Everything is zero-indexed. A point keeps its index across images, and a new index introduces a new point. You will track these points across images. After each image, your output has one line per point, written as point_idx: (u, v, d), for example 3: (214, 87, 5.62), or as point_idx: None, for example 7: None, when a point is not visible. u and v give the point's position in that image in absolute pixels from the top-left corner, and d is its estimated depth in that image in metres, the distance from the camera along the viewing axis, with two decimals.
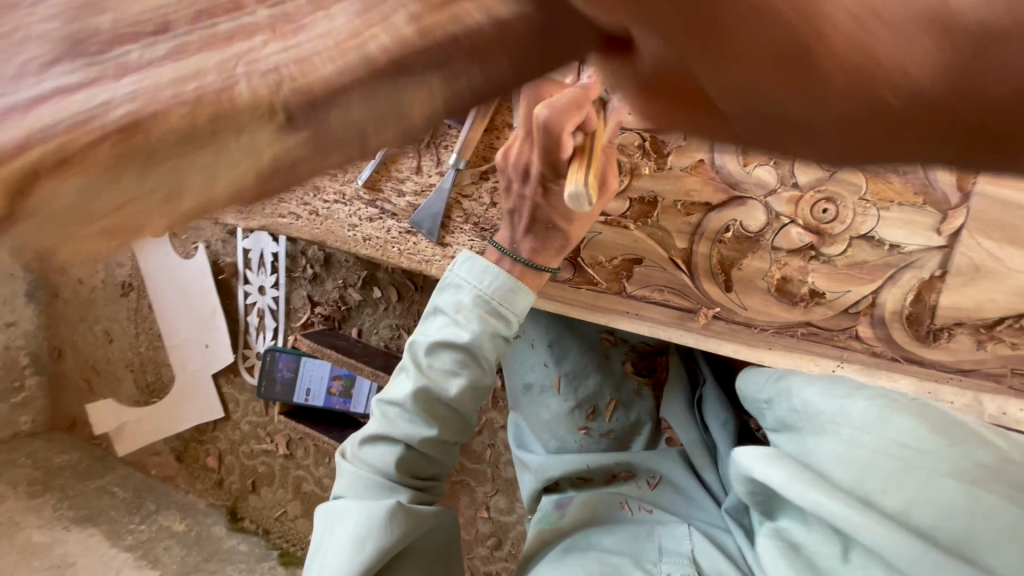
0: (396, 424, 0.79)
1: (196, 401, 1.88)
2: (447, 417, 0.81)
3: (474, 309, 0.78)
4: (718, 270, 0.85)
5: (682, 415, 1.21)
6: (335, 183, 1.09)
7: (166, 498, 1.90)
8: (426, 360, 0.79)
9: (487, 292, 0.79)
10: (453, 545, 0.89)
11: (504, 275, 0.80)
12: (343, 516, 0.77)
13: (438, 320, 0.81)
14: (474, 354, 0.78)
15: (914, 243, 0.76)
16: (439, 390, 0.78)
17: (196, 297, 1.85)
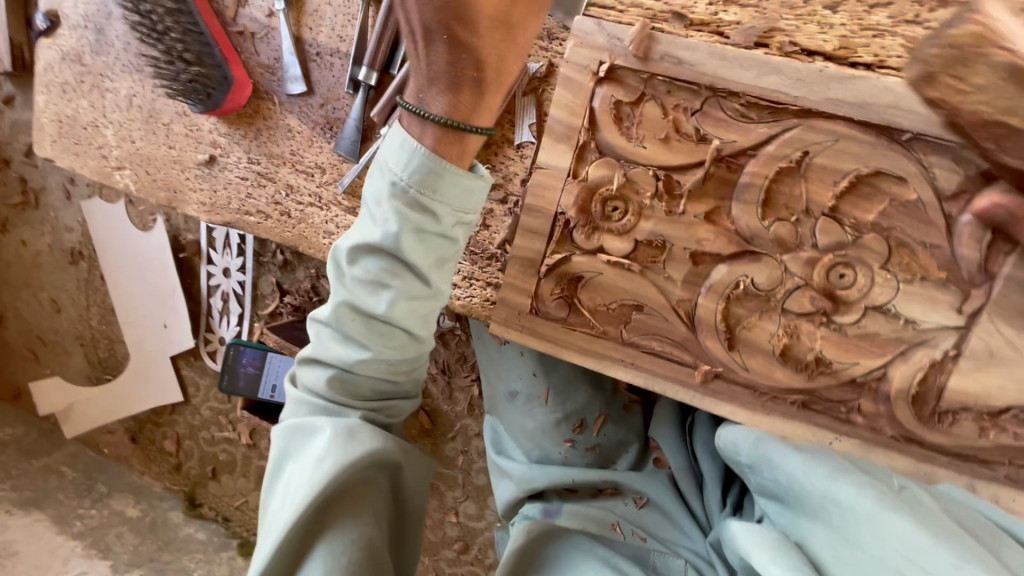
0: (330, 343, 0.73)
1: (153, 383, 1.77)
2: (380, 337, 0.71)
3: (392, 203, 0.67)
4: (723, 328, 0.80)
5: (670, 438, 1.16)
6: (311, 185, 0.99)
7: (119, 480, 1.82)
8: (349, 267, 0.71)
9: (405, 177, 0.67)
10: (416, 499, 0.83)
11: (433, 157, 0.67)
12: (297, 434, 0.73)
13: (360, 221, 0.72)
14: (402, 257, 0.68)
15: (931, 320, 0.72)
16: (369, 303, 0.69)
17: (152, 274, 1.71)
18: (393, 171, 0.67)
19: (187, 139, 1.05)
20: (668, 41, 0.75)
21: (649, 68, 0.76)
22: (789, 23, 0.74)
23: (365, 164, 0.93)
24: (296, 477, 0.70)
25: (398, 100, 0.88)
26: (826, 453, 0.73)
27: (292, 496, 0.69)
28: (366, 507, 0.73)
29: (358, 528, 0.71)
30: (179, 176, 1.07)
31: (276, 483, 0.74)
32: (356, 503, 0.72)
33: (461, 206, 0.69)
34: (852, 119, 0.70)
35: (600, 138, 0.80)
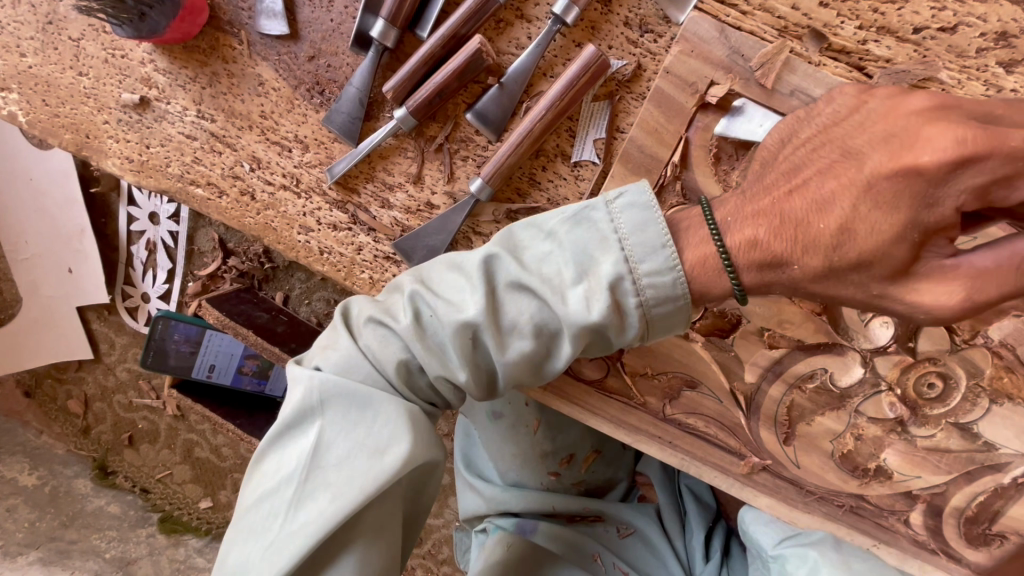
0: (423, 340, 0.57)
1: (55, 334, 1.47)
2: (481, 380, 0.59)
3: (607, 289, 0.51)
4: (783, 421, 0.69)
5: (658, 472, 1.12)
6: (288, 162, 0.74)
7: (9, 439, 1.53)
8: (501, 287, 0.55)
9: (626, 253, 0.51)
10: (423, 512, 0.70)
11: (681, 282, 0.51)
12: (342, 406, 0.58)
13: (542, 241, 0.55)
14: (554, 331, 0.55)
15: (1010, 446, 0.65)
16: (493, 344, 0.55)
17: (51, 206, 1.36)
18: (621, 241, 0.52)
19: (107, 68, 0.76)
20: (805, 71, 0.58)
21: (773, 103, 0.59)
22: (952, 76, 0.58)
23: (366, 151, 0.70)
24: (337, 462, 0.57)
25: (425, 76, 0.66)
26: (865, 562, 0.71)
27: (331, 489, 0.56)
28: (392, 512, 0.61)
29: (381, 538, 0.60)
30: (93, 117, 0.78)
31: (294, 447, 0.60)
32: (389, 506, 0.60)
33: (656, 337, 0.55)
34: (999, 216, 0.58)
35: (689, 179, 0.62)
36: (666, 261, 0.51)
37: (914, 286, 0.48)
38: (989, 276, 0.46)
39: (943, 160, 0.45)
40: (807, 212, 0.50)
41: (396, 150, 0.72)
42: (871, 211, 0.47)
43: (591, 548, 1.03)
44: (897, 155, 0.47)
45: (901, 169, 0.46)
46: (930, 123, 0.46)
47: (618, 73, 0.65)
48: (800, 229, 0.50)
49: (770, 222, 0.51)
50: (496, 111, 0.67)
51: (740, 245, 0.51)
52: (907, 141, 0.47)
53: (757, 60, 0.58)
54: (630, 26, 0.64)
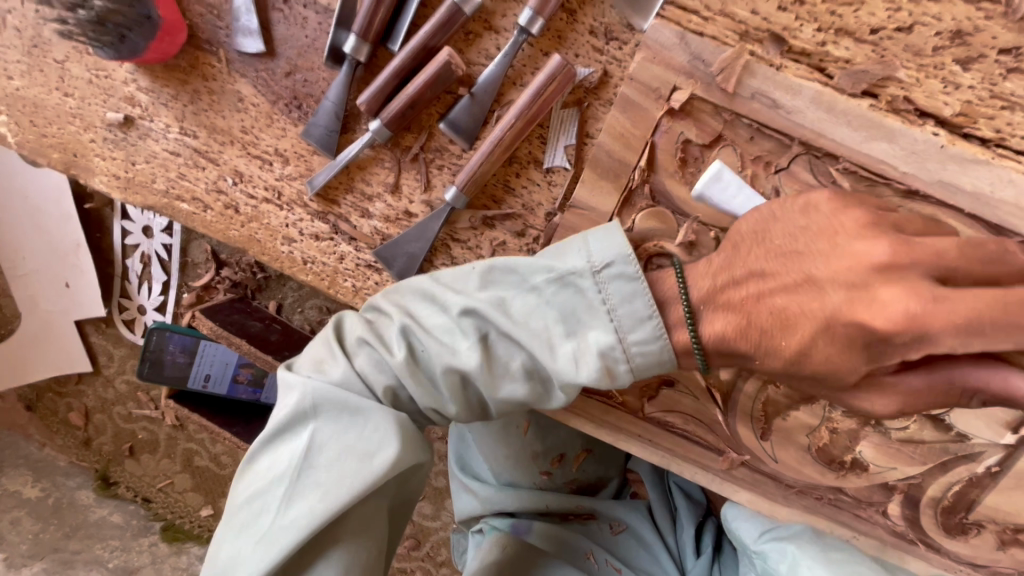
0: (416, 373, 0.59)
1: (55, 349, 1.50)
2: (471, 409, 0.61)
3: (594, 353, 0.54)
4: (759, 416, 0.71)
5: (649, 469, 1.14)
6: (269, 176, 0.76)
7: (13, 453, 1.56)
8: (493, 326, 0.57)
9: (615, 318, 0.54)
10: (406, 512, 0.71)
11: (667, 351, 0.55)
12: (336, 419, 0.60)
13: (532, 285, 0.57)
14: (546, 378, 0.58)
15: (983, 436, 0.66)
16: (490, 389, 0.58)
17: (46, 222, 1.38)
18: (609, 308, 0.54)
19: (91, 89, 0.78)
20: (765, 75, 0.59)
21: (735, 107, 0.60)
22: (910, 75, 0.60)
23: (343, 163, 0.72)
24: (326, 467, 0.59)
25: (397, 89, 0.67)
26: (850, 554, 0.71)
27: (320, 488, 0.58)
28: (378, 512, 0.63)
29: (366, 538, 0.61)
30: (80, 137, 0.80)
31: (285, 449, 0.61)
32: (373, 507, 0.62)
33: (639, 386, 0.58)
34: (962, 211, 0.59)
35: (656, 181, 0.63)
36: (652, 331, 0.54)
37: (859, 397, 0.54)
38: (923, 397, 0.53)
39: (889, 314, 0.48)
40: (776, 322, 0.53)
41: (373, 160, 0.73)
42: (830, 337, 0.51)
43: (585, 546, 1.04)
44: (847, 303, 0.50)
45: (855, 321, 0.50)
46: (890, 281, 0.49)
47: (584, 81, 0.66)
48: (767, 337, 0.54)
49: (729, 316, 0.55)
50: (467, 121, 0.68)
51: (709, 338, 0.55)
52: (860, 298, 0.50)
53: (718, 65, 0.60)
54: (596, 34, 0.65)
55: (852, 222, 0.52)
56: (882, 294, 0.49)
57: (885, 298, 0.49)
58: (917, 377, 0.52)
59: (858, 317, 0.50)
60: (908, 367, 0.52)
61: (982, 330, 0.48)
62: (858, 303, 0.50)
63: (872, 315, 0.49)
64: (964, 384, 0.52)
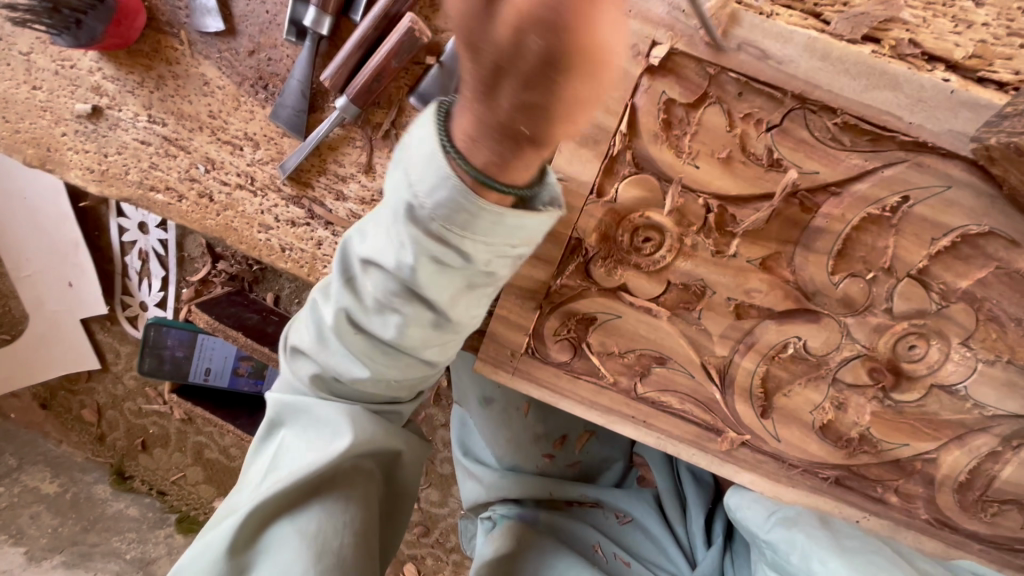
0: (328, 349, 0.58)
1: (63, 348, 1.51)
2: (383, 360, 0.57)
3: (409, 227, 0.47)
4: (759, 393, 0.67)
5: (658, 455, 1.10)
6: (241, 161, 0.74)
7: (32, 450, 1.60)
8: (361, 276, 0.55)
9: (434, 212, 0.45)
10: (407, 501, 0.71)
11: (458, 185, 0.43)
12: (291, 416, 0.62)
13: (377, 224, 0.53)
14: (421, 292, 0.52)
15: (1002, 407, 0.61)
16: (378, 326, 0.55)
17: (46, 222, 1.39)
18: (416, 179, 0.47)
19: (59, 80, 0.76)
20: (753, 23, 0.54)
21: (721, 60, 0.55)
22: (914, 15, 0.55)
23: (314, 143, 0.69)
24: (287, 462, 0.60)
25: (361, 60, 0.64)
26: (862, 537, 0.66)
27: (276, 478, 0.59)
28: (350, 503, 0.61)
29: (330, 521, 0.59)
30: (52, 131, 0.78)
31: (260, 459, 0.64)
32: (347, 496, 0.61)
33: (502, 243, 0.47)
34: (975, 161, 0.54)
35: (639, 147, 0.60)
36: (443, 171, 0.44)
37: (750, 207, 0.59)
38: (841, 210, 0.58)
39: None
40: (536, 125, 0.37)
41: (345, 140, 0.71)
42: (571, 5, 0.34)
43: (592, 538, 1.02)
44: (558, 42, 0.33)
45: None
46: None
47: None
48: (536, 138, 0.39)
49: (509, 141, 0.39)
50: (438, 92, 0.65)
51: (487, 165, 0.42)
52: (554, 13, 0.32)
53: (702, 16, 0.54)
54: None
55: None
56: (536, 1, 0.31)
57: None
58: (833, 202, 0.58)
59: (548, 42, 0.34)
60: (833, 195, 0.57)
61: None
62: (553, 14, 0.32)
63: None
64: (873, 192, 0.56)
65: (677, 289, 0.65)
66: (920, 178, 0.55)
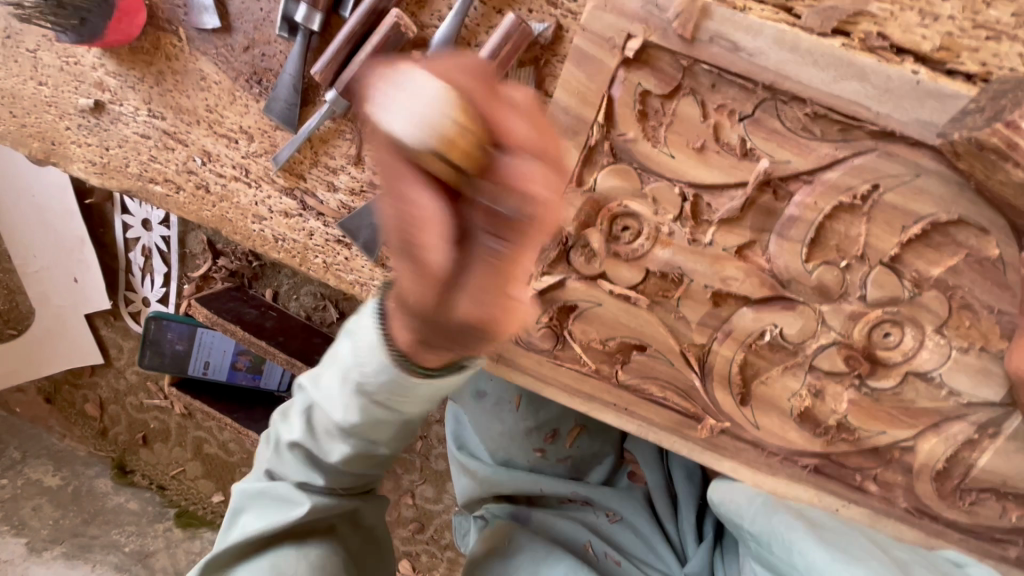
0: (288, 468, 0.67)
1: (68, 342, 1.55)
2: (342, 479, 0.67)
3: (357, 397, 0.55)
4: (738, 380, 0.68)
5: (649, 454, 1.11)
6: (236, 154, 0.76)
7: (37, 444, 1.63)
8: (318, 412, 0.62)
9: (377, 387, 0.53)
10: (379, 535, 0.79)
11: (390, 374, 0.51)
12: (252, 499, 0.69)
13: (328, 367, 0.60)
14: (361, 434, 0.60)
15: (978, 395, 0.62)
16: (327, 451, 0.63)
17: (53, 219, 1.43)
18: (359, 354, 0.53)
19: (63, 76, 0.79)
20: (723, 16, 0.56)
21: (694, 52, 0.57)
22: (882, 8, 0.56)
23: (305, 135, 0.72)
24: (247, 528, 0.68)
25: (350, 54, 0.67)
26: (845, 529, 0.66)
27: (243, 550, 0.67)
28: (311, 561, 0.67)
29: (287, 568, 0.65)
30: (56, 125, 0.81)
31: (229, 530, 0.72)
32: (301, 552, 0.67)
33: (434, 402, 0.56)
34: (943, 150, 0.55)
35: (616, 138, 0.62)
36: (382, 363, 0.51)
37: (724, 194, 0.61)
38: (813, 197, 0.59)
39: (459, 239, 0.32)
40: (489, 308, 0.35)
41: (335, 132, 0.73)
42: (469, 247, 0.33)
43: (583, 536, 1.02)
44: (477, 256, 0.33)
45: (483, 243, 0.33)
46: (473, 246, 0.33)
47: (540, 37, 0.64)
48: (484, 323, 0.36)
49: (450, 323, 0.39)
50: None
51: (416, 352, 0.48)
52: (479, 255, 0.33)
53: (674, 10, 0.56)
54: None
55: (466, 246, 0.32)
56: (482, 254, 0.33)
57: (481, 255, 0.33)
58: (805, 189, 0.59)
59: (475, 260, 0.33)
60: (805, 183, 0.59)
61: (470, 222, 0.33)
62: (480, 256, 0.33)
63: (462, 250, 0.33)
64: (844, 180, 0.58)
65: (656, 277, 0.66)
66: (889, 165, 0.56)
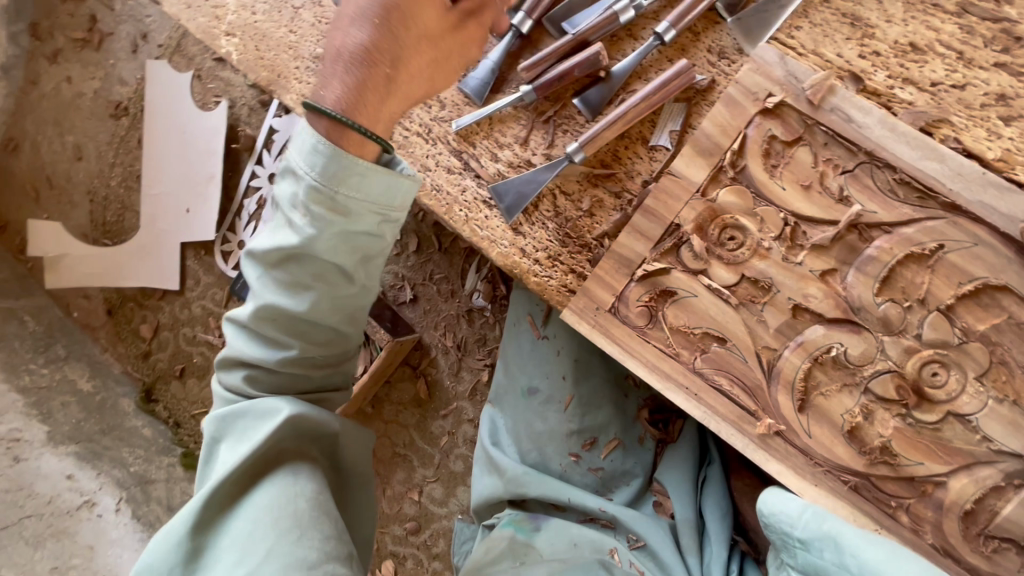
0: (243, 344, 0.76)
1: (154, 263, 1.67)
2: (300, 339, 0.76)
3: (309, 206, 0.68)
4: (800, 387, 0.78)
5: (684, 487, 1.07)
6: (426, 114, 0.96)
7: (80, 349, 1.70)
8: (263, 272, 0.74)
9: (320, 182, 0.67)
10: (355, 472, 0.87)
11: (333, 160, 0.67)
12: (226, 429, 0.77)
13: (273, 227, 0.74)
14: (320, 257, 0.71)
15: (1007, 444, 0.72)
16: (291, 301, 0.73)
17: (193, 154, 1.62)
18: (304, 175, 0.68)
19: (312, 30, 1.02)
20: (844, 96, 0.76)
21: (817, 116, 0.77)
22: (961, 120, 0.76)
23: (489, 112, 0.91)
24: (230, 463, 0.74)
25: (552, 63, 0.88)
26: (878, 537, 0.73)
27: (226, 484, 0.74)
28: (294, 480, 0.75)
29: (283, 493, 0.74)
30: (289, 62, 1.03)
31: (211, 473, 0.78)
32: (296, 479, 0.75)
33: (387, 204, 0.71)
34: (997, 228, 0.71)
35: (743, 165, 0.79)
36: (320, 156, 0.67)
37: (817, 227, 0.77)
38: (892, 244, 0.75)
39: (386, 43, 0.72)
40: (392, 41, 0.73)
41: (512, 118, 0.92)
42: (401, 54, 0.73)
43: (610, 543, 1.04)
44: (390, 51, 0.73)
45: (388, 49, 0.72)
46: (416, 50, 0.74)
47: (697, 84, 0.85)
48: (390, 57, 0.73)
49: (371, 91, 0.72)
50: (598, 99, 0.88)
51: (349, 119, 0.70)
52: (400, 65, 0.74)
53: (809, 83, 0.76)
54: (712, 52, 0.85)
55: (395, 47, 0.73)
56: (404, 48, 0.73)
57: (406, 50, 0.74)
58: (884, 238, 0.75)
59: (393, 55, 0.73)
60: (884, 232, 0.75)
61: (396, 51, 0.73)
62: (397, 65, 0.73)
63: (385, 47, 0.72)
64: (916, 236, 0.74)
65: (750, 283, 0.80)
66: (952, 231, 0.73)
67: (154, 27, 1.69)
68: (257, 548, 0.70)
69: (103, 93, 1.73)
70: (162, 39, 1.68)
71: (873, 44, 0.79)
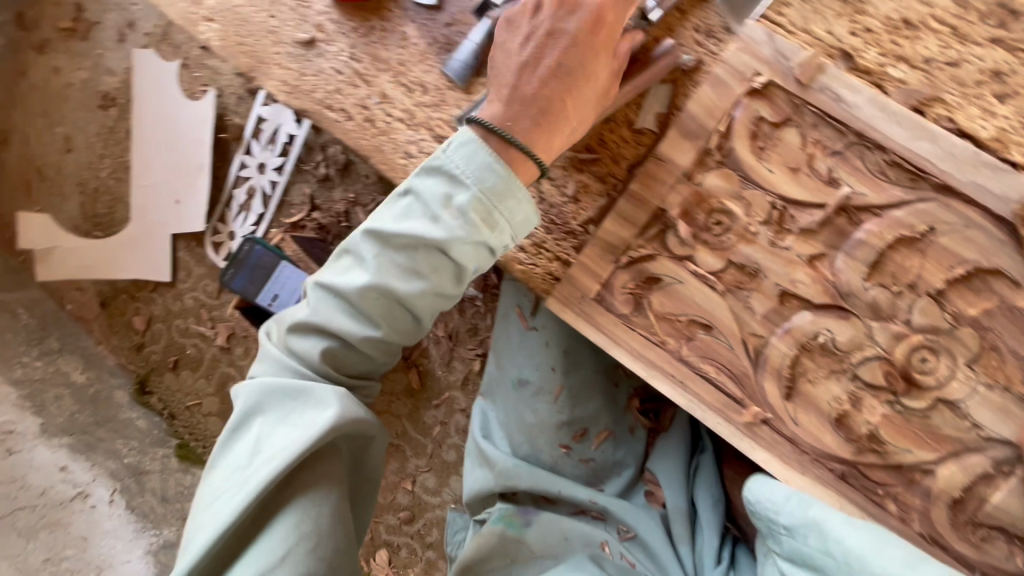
0: (333, 316, 0.74)
1: (146, 255, 1.66)
2: (394, 327, 0.76)
3: (464, 209, 0.71)
4: (787, 374, 0.77)
5: (676, 477, 1.07)
6: (408, 99, 0.94)
7: (73, 341, 1.69)
8: (380, 252, 0.73)
9: (481, 189, 0.71)
10: (372, 470, 0.89)
11: (498, 174, 0.71)
12: (277, 406, 0.76)
13: (404, 210, 0.73)
14: (449, 256, 0.72)
15: (997, 431, 0.71)
16: (401, 286, 0.73)
17: (182, 145, 1.60)
18: (467, 176, 0.71)
19: (292, 15, 1.00)
20: (833, 75, 0.74)
21: (806, 96, 0.74)
22: (955, 98, 0.73)
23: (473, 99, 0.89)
24: (279, 447, 0.73)
25: None
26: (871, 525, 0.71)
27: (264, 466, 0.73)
28: (327, 477, 0.76)
29: (316, 490, 0.75)
30: (269, 48, 1.01)
31: (247, 445, 0.75)
32: (328, 478, 0.76)
33: (514, 229, 0.75)
34: (988, 210, 0.70)
35: (730, 148, 0.77)
36: (489, 168, 0.71)
37: (804, 211, 0.75)
38: (880, 228, 0.73)
39: (550, 91, 0.75)
40: (560, 92, 0.75)
41: None
42: (562, 98, 0.76)
43: (601, 536, 1.03)
44: (556, 102, 0.76)
45: (554, 96, 0.75)
46: (572, 94, 0.76)
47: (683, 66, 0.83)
48: (556, 105, 0.75)
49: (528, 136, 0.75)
50: None
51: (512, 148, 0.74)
52: (560, 111, 0.76)
53: (796, 62, 0.74)
54: (699, 31, 0.82)
55: (563, 93, 0.75)
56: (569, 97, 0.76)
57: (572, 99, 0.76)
58: (873, 221, 0.73)
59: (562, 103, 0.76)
60: (873, 215, 0.73)
61: (554, 95, 0.75)
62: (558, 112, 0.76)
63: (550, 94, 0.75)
64: (906, 218, 0.72)
65: (736, 269, 0.78)
66: (943, 213, 0.71)
67: (140, 15, 1.66)
68: (277, 542, 0.71)
69: (91, 84, 1.71)
70: (148, 27, 1.65)
71: (865, 21, 0.76)
